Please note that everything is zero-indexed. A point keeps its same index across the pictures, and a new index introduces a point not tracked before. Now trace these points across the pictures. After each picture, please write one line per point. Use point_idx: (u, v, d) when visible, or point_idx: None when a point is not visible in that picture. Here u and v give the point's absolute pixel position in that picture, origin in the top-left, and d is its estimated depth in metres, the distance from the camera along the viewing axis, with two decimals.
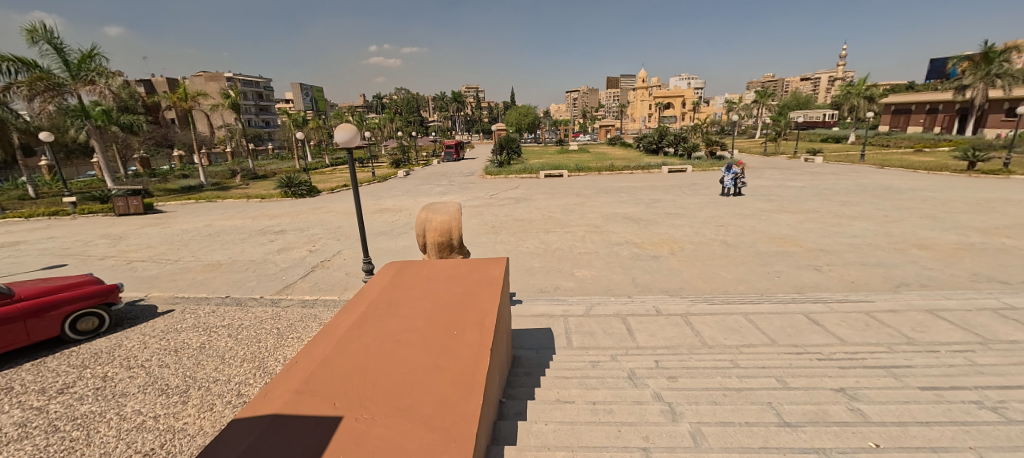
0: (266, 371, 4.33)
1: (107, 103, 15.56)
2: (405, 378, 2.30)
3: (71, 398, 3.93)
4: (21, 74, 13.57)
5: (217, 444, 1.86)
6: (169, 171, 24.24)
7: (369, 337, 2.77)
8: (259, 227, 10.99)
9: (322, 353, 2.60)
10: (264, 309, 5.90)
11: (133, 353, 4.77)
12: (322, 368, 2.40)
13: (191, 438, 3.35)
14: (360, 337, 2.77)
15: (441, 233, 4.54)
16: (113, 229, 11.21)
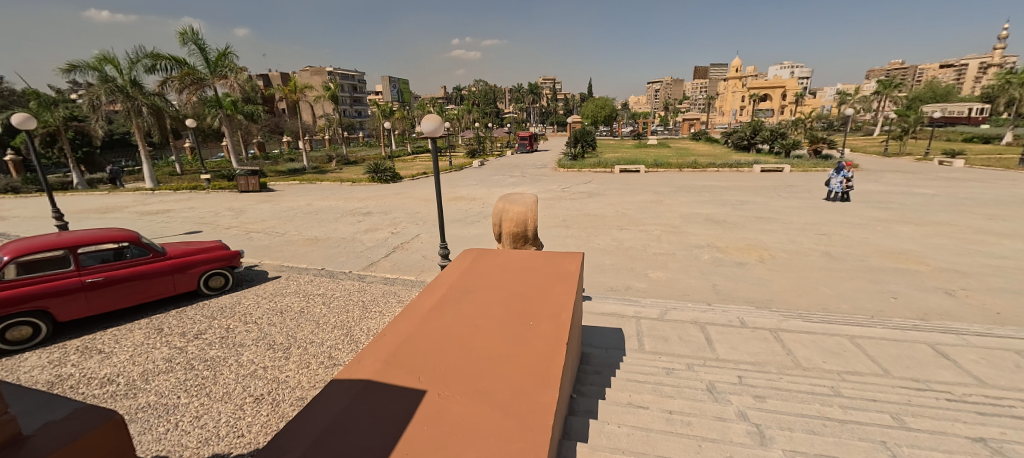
0: (352, 339, 4.77)
1: (235, 95, 18.00)
2: (482, 361, 2.38)
3: (203, 343, 4.69)
4: (174, 70, 16.17)
5: (320, 401, 2.10)
6: (279, 155, 27.54)
7: (447, 319, 2.90)
8: (349, 208, 12.07)
9: (407, 328, 2.80)
10: (352, 282, 6.49)
11: (248, 310, 5.54)
12: (408, 343, 2.58)
13: (291, 390, 3.83)
14: (440, 319, 2.91)
15: (517, 224, 4.59)
16: (236, 203, 13.08)
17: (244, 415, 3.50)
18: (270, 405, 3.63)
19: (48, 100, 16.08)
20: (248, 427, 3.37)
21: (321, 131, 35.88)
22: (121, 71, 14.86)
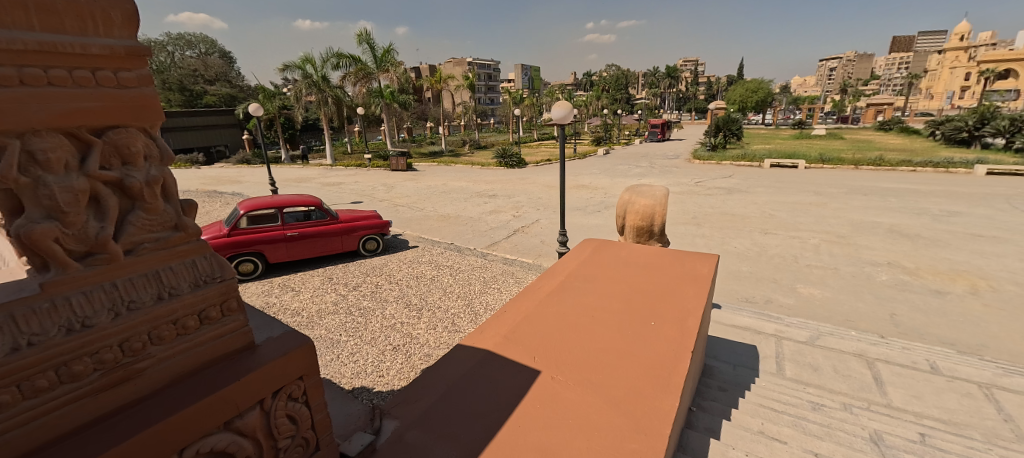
0: (473, 310, 5.21)
1: (393, 86, 20.72)
2: (598, 353, 2.37)
3: (359, 294, 5.69)
4: (351, 66, 19.39)
5: (448, 361, 2.37)
6: (423, 139, 31.08)
7: (565, 305, 2.95)
8: (478, 190, 13.03)
9: (527, 307, 2.93)
10: (475, 259, 7.04)
11: (393, 272, 6.49)
12: (526, 322, 2.71)
13: (421, 346, 4.41)
14: (557, 303, 2.98)
15: (643, 217, 4.34)
16: (388, 180, 15.28)
17: (385, 359, 4.18)
18: (405, 355, 4.25)
19: (271, 93, 20.97)
20: (387, 370, 4.01)
21: (459, 118, 39.18)
22: (316, 69, 18.46)
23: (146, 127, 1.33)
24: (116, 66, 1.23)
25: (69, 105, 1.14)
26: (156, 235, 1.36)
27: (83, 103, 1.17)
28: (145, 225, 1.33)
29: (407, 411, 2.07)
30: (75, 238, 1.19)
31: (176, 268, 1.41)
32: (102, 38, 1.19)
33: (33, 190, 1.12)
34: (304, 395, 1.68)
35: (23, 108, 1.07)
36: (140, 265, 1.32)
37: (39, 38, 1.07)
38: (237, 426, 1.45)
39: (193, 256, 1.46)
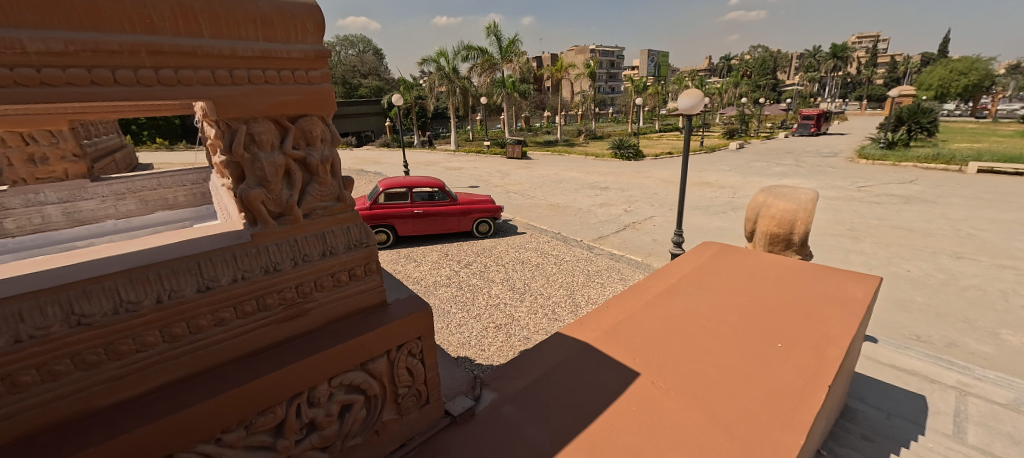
0: (574, 302, 5.22)
1: (515, 76, 21.30)
2: (708, 367, 2.21)
3: (469, 272, 6.17)
4: (479, 58, 20.52)
5: (548, 348, 2.50)
6: (539, 127, 31.55)
7: (674, 309, 2.79)
8: (589, 181, 12.80)
9: (632, 306, 2.87)
10: (581, 251, 6.98)
11: (501, 255, 6.85)
12: (630, 322, 2.66)
13: (520, 329, 4.61)
14: (666, 307, 2.84)
15: (780, 224, 3.75)
16: (503, 167, 15.99)
17: (488, 335, 4.48)
18: (505, 334, 4.50)
19: (410, 85, 23.52)
20: (489, 346, 4.30)
21: (576, 106, 38.66)
22: (448, 61, 20.06)
23: (323, 115, 1.62)
24: (307, 67, 1.52)
25: (276, 99, 1.47)
26: (325, 203, 1.68)
27: (285, 96, 1.49)
28: (318, 195, 1.65)
29: (506, 386, 2.31)
30: (273, 201, 1.53)
31: (337, 232, 1.71)
32: (299, 45, 1.49)
33: (251, 163, 1.48)
34: (421, 353, 1.92)
35: (249, 101, 1.41)
36: (313, 227, 1.65)
37: (262, 47, 1.39)
38: (370, 368, 1.75)
39: (348, 223, 1.75)
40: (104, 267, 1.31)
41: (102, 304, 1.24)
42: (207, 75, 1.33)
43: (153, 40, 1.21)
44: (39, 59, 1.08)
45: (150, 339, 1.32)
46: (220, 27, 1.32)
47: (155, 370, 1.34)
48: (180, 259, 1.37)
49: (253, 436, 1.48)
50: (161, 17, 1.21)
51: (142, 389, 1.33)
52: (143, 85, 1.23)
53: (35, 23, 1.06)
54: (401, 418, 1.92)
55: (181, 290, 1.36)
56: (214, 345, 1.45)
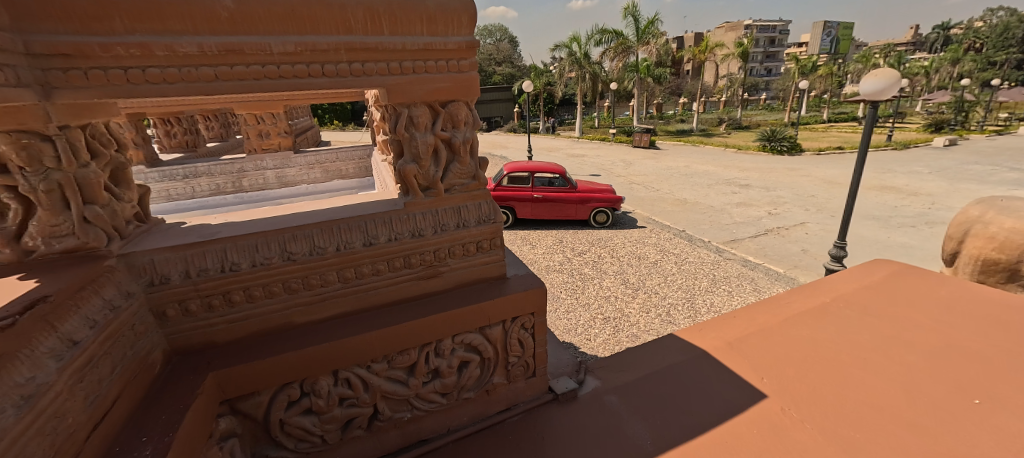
0: (693, 306, 4.81)
1: (651, 59, 19.80)
2: (846, 398, 1.99)
3: (582, 261, 6.16)
4: (613, 41, 19.15)
5: (663, 351, 2.49)
6: (672, 115, 29.04)
7: (820, 333, 2.47)
8: (726, 177, 11.38)
9: (765, 321, 2.67)
10: (708, 252, 6.32)
11: (616, 247, 6.65)
12: (761, 341, 2.47)
13: (629, 325, 4.46)
14: (809, 330, 2.53)
15: (1003, 248, 2.78)
16: (628, 156, 15.26)
17: (595, 326, 4.47)
18: (613, 328, 4.42)
19: (541, 72, 23.91)
20: (595, 336, 4.29)
21: (720, 91, 34.35)
22: (580, 46, 19.67)
23: (468, 101, 1.79)
24: (459, 57, 1.70)
25: (431, 86, 1.68)
26: (463, 181, 1.87)
27: (439, 84, 1.69)
28: (458, 173, 1.85)
29: (611, 378, 2.35)
30: (423, 176, 1.78)
31: (470, 207, 1.90)
32: (454, 37, 1.66)
33: (409, 142, 1.73)
34: (532, 328, 2.05)
35: (412, 88, 1.64)
36: (452, 201, 1.86)
37: (425, 41, 1.61)
38: (487, 333, 1.94)
39: (481, 200, 1.93)
40: (304, 219, 1.69)
41: (301, 247, 1.62)
42: (384, 67, 1.59)
43: (349, 39, 1.50)
44: (279, 58, 1.44)
45: (330, 278, 1.68)
46: (396, 26, 1.56)
47: (331, 302, 1.71)
48: (354, 217, 1.69)
49: (392, 370, 1.79)
50: (358, 20, 1.49)
51: (321, 315, 1.71)
52: (340, 76, 1.53)
53: (279, 31, 1.41)
54: (509, 384, 2.09)
55: (352, 244, 1.68)
56: (371, 291, 1.77)
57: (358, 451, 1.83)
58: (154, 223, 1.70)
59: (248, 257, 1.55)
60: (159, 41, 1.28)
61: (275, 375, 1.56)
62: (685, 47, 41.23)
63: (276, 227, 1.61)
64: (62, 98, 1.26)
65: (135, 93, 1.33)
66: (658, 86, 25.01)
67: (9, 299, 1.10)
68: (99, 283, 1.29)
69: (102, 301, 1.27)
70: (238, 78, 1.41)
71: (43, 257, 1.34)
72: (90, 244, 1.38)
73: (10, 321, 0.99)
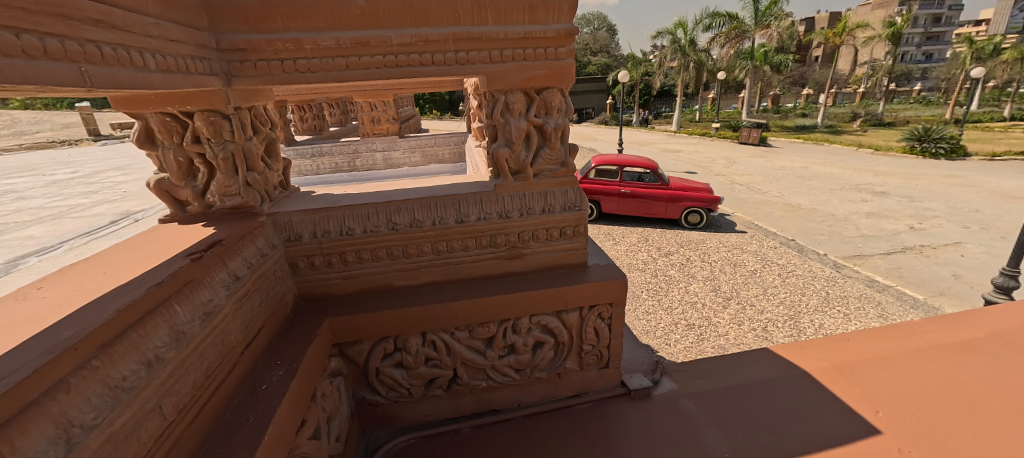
0: (795, 325, 4.27)
1: (771, 44, 17.51)
2: (985, 450, 1.76)
3: (668, 262, 5.84)
4: (725, 26, 17.16)
5: (755, 366, 2.36)
6: (791, 108, 25.49)
7: (957, 379, 2.16)
8: (856, 182, 9.72)
9: (882, 352, 2.41)
10: (822, 267, 5.50)
11: (708, 251, 6.15)
12: (878, 374, 2.23)
13: (716, 335, 4.14)
14: (942, 372, 2.22)
15: None
16: (731, 154, 13.85)
17: (676, 331, 4.23)
18: (696, 336, 4.14)
19: (639, 61, 22.69)
20: (675, 342, 4.07)
21: (857, 81, 29.16)
22: (686, 33, 18.16)
23: (562, 88, 1.81)
24: (557, 44, 1.72)
25: (528, 74, 1.74)
26: (551, 167, 1.91)
27: (536, 72, 1.74)
28: (547, 159, 1.89)
29: (690, 383, 2.25)
30: (513, 160, 1.85)
31: (556, 193, 1.93)
32: (553, 25, 1.69)
33: (503, 127, 1.81)
34: (609, 319, 2.04)
35: (509, 75, 1.72)
36: (539, 186, 1.92)
37: (525, 29, 1.66)
38: (564, 317, 1.98)
39: (567, 187, 1.95)
40: (406, 194, 1.88)
41: (403, 219, 1.81)
42: (486, 55, 1.68)
43: (457, 30, 1.62)
44: (398, 48, 1.61)
45: (425, 248, 1.86)
46: (500, 16, 1.63)
47: (424, 271, 1.90)
48: (450, 195, 1.84)
49: (473, 339, 1.92)
50: (466, 12, 1.60)
51: (415, 282, 1.91)
52: (447, 65, 1.67)
53: (399, 24, 1.58)
54: (581, 371, 2.11)
55: (445, 220, 1.84)
56: (459, 264, 1.92)
57: (438, 408, 2.01)
58: (293, 191, 2.04)
59: (361, 224, 1.79)
60: (307, 37, 1.53)
61: (375, 328, 1.79)
62: (816, 29, 35.59)
63: (383, 200, 1.82)
64: (238, 84, 1.57)
65: (287, 80, 1.61)
66: (775, 75, 22.10)
67: (196, 240, 1.43)
68: (254, 234, 1.60)
69: (256, 248, 1.58)
70: (364, 67, 1.62)
71: (218, 211, 1.70)
72: (249, 203, 1.71)
73: (198, 255, 1.29)
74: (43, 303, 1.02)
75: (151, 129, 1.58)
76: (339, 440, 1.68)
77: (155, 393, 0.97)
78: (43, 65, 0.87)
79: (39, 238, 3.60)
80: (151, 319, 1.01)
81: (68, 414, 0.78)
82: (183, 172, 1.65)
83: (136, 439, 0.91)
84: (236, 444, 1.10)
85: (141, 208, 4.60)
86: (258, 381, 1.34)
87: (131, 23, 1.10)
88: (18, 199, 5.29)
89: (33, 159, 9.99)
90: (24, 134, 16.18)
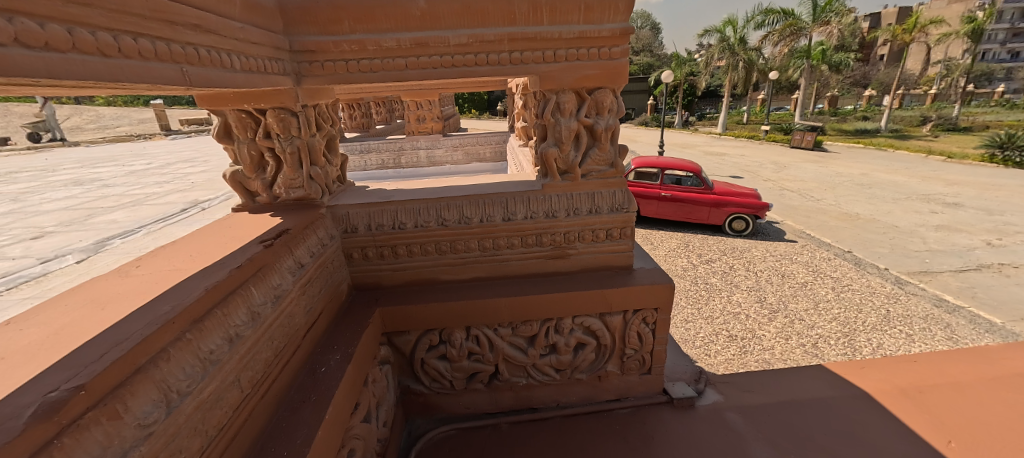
0: (850, 343, 3.98)
1: (830, 42, 16.39)
2: None
3: (709, 269, 5.62)
4: (779, 23, 16.21)
5: (808, 382, 2.24)
6: (850, 110, 23.76)
7: None
8: (924, 191, 8.92)
9: (955, 379, 2.23)
10: (882, 282, 5.08)
11: (754, 260, 5.85)
12: (948, 400, 2.06)
13: (761, 349, 3.94)
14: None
15: None
16: (782, 158, 13.09)
17: (716, 342, 4.07)
18: (738, 348, 3.96)
19: (684, 60, 21.95)
20: (715, 353, 3.91)
21: (929, 82, 26.70)
22: (736, 30, 17.32)
23: (615, 88, 1.79)
24: (611, 44, 1.70)
25: (580, 74, 1.73)
26: (600, 167, 1.89)
27: (589, 71, 1.73)
28: (596, 159, 1.87)
29: (735, 395, 2.17)
30: (562, 160, 1.85)
31: (604, 194, 1.92)
32: (609, 24, 1.67)
33: (553, 127, 1.82)
34: (654, 324, 2.00)
35: (563, 76, 1.72)
36: (587, 186, 1.90)
37: (580, 29, 1.65)
38: (607, 320, 1.96)
39: (616, 188, 1.92)
40: (455, 191, 1.93)
41: (451, 215, 1.86)
42: (540, 55, 1.69)
43: (512, 30, 1.64)
44: (455, 49, 1.66)
45: (472, 245, 1.90)
46: (555, 16, 1.64)
47: (469, 267, 1.94)
48: (499, 193, 1.86)
49: (515, 337, 1.95)
50: (523, 12, 1.61)
51: (461, 277, 1.95)
52: (501, 65, 1.70)
53: (457, 25, 1.62)
54: (621, 375, 2.08)
55: (493, 217, 1.87)
56: (504, 262, 1.95)
57: (478, 402, 2.05)
58: (349, 185, 2.14)
59: (412, 219, 1.85)
60: (370, 38, 1.61)
61: (422, 320, 1.85)
62: (883, 25, 32.89)
63: (434, 197, 1.87)
64: (306, 83, 1.67)
65: (350, 79, 1.69)
66: (834, 75, 20.66)
67: (266, 228, 1.54)
68: (316, 225, 1.70)
69: (318, 238, 1.67)
70: (421, 67, 1.67)
71: (284, 203, 1.82)
72: (312, 196, 1.82)
73: (269, 243, 1.39)
74: (143, 279, 1.13)
75: (229, 125, 1.72)
76: (386, 425, 1.75)
77: (234, 367, 1.06)
78: (153, 66, 0.96)
79: (122, 222, 3.98)
80: (232, 299, 1.10)
81: (168, 381, 0.87)
82: (254, 165, 1.77)
83: (218, 408, 0.99)
84: (300, 421, 1.17)
85: (207, 197, 4.98)
86: (317, 363, 1.42)
87: (223, 27, 1.20)
88: (104, 187, 5.87)
89: (115, 151, 11.05)
90: (107, 128, 17.94)
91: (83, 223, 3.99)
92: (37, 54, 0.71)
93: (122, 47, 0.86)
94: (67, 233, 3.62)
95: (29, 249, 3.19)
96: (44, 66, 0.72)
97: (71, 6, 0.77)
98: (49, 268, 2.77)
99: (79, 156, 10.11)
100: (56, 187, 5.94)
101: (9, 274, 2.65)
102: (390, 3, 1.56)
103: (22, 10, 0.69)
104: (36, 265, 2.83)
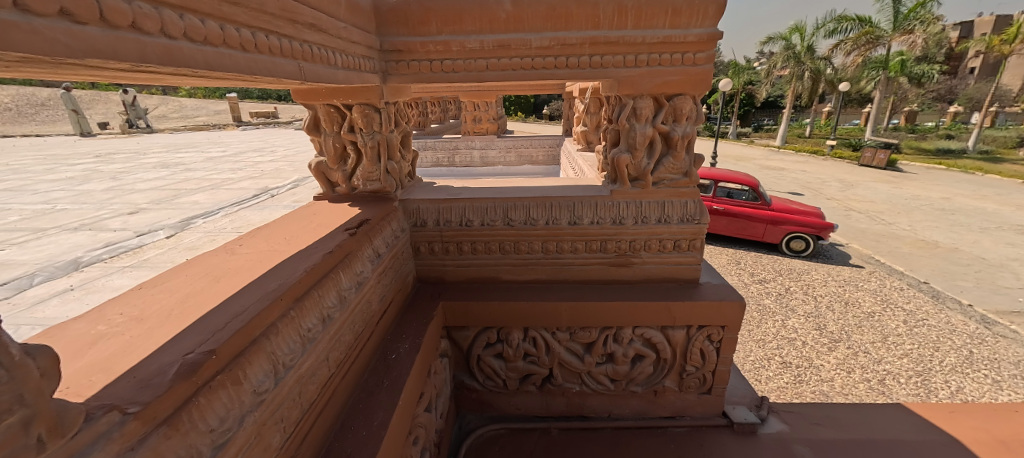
0: (924, 384, 3.58)
1: (912, 52, 14.91)
2: None
3: (763, 290, 5.30)
4: (853, 31, 14.94)
5: (884, 422, 2.06)
6: (931, 127, 21.48)
7: None
8: (1020, 222, 7.89)
9: None
10: (964, 320, 4.53)
11: (813, 283, 5.45)
12: None
13: (820, 380, 3.64)
14: None
15: None
16: (849, 176, 12.11)
17: (768, 367, 3.83)
18: (793, 376, 3.70)
19: (742, 69, 20.94)
20: (767, 378, 3.68)
21: None
22: (804, 38, 16.19)
23: (696, 95, 1.72)
24: (697, 49, 1.65)
25: (661, 79, 1.68)
26: (673, 176, 1.83)
27: (672, 76, 1.68)
28: (670, 168, 1.81)
29: (801, 425, 2.03)
30: (634, 166, 1.81)
31: (675, 204, 1.85)
32: (695, 29, 1.61)
33: (628, 132, 1.78)
34: (719, 342, 1.90)
35: (643, 80, 1.68)
36: (657, 195, 1.85)
37: (665, 34, 1.61)
38: (669, 333, 1.89)
39: (688, 198, 1.85)
40: (522, 192, 1.93)
41: (519, 216, 1.88)
42: (621, 60, 1.67)
43: (595, 34, 1.63)
44: (536, 51, 1.68)
45: (535, 247, 1.91)
46: (641, 20, 1.61)
47: (532, 268, 1.95)
48: (567, 197, 1.85)
49: (572, 342, 1.92)
50: (606, 16, 1.61)
51: (521, 278, 1.97)
52: (580, 68, 1.69)
53: (541, 28, 1.65)
54: (679, 392, 2.00)
55: (559, 221, 1.87)
56: (565, 266, 1.94)
57: (529, 404, 2.05)
58: (418, 181, 2.21)
59: (479, 217, 1.89)
60: (456, 39, 1.67)
61: (483, 317, 1.87)
62: (976, 35, 29.34)
63: (501, 196, 1.89)
64: (392, 81, 1.75)
65: (432, 79, 1.76)
66: (914, 89, 18.79)
67: (349, 217, 1.62)
68: (390, 217, 1.77)
69: (391, 230, 1.75)
70: (502, 68, 1.71)
71: (361, 194, 1.91)
72: (387, 189, 1.89)
73: (353, 231, 1.45)
74: (249, 256, 1.23)
75: (319, 119, 1.83)
76: (442, 417, 1.78)
77: (325, 347, 1.12)
78: (279, 62, 1.04)
79: (203, 204, 4.34)
80: (325, 282, 1.17)
81: (276, 354, 0.94)
82: (337, 157, 1.87)
83: (310, 385, 1.06)
84: (377, 404, 1.22)
85: (275, 185, 5.35)
86: (388, 350, 1.47)
87: (332, 27, 1.28)
88: (185, 170, 6.45)
89: (196, 139, 12.20)
90: (189, 118, 19.82)
91: (171, 202, 4.39)
92: (198, 47, 0.79)
93: (257, 43, 0.94)
94: (157, 211, 4.00)
95: (126, 223, 3.56)
96: (202, 58, 0.80)
97: (224, 6, 0.85)
98: (144, 241, 3.06)
99: (164, 142, 11.22)
100: (146, 169, 6.59)
101: (112, 244, 2.96)
102: (478, 6, 1.62)
103: (191, 8, 0.77)
104: (134, 237, 3.14)
